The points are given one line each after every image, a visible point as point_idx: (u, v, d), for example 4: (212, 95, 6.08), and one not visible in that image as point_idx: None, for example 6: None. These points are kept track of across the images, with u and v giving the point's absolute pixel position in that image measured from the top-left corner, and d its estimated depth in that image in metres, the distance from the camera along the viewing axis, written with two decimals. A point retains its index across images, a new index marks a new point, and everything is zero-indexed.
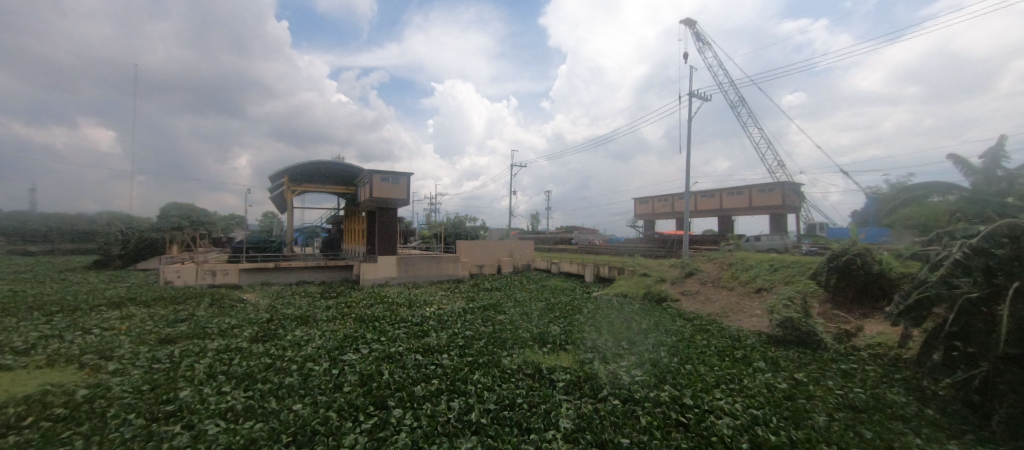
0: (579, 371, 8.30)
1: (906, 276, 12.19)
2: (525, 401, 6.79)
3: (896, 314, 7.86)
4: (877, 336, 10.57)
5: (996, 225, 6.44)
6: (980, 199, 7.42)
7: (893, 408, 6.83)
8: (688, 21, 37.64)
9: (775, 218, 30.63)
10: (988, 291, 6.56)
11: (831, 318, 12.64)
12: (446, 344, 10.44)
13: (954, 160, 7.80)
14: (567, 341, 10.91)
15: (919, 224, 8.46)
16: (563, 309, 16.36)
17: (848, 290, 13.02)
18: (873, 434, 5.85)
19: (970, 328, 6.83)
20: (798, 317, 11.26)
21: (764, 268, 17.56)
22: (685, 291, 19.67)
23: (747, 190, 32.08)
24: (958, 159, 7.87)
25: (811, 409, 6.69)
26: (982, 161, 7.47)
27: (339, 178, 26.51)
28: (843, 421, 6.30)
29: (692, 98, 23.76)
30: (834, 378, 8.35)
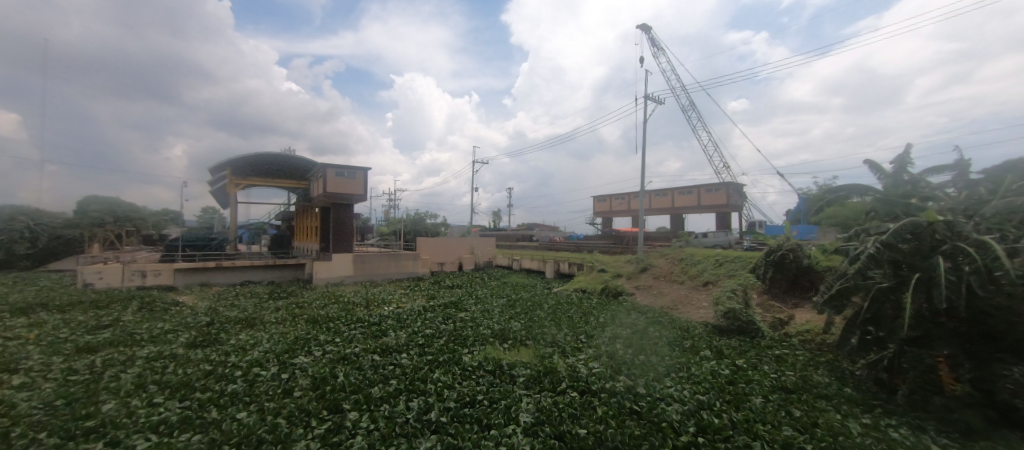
0: (539, 366, 8.50)
1: (830, 269, 13.63)
2: (486, 398, 6.89)
3: (821, 303, 8.79)
4: (806, 323, 11.77)
5: (903, 222, 7.49)
6: (890, 200, 8.44)
7: (819, 389, 7.73)
8: (643, 26, 39.04)
9: (721, 216, 32.81)
10: (895, 281, 7.65)
11: (767, 307, 13.87)
12: (405, 343, 10.29)
13: (871, 165, 8.81)
14: (527, 336, 11.10)
15: (842, 221, 9.52)
16: (523, 304, 16.63)
17: (782, 282, 14.32)
18: (801, 413, 6.55)
19: (880, 314, 7.87)
20: (739, 309, 12.25)
21: (710, 263, 18.85)
22: (639, 285, 20.66)
23: (696, 190, 34.13)
24: (874, 164, 8.88)
25: (750, 392, 7.34)
26: (892, 166, 8.49)
27: (289, 171, 25.14)
28: (776, 402, 6.98)
29: (646, 102, 24.81)
30: (770, 363, 9.23)
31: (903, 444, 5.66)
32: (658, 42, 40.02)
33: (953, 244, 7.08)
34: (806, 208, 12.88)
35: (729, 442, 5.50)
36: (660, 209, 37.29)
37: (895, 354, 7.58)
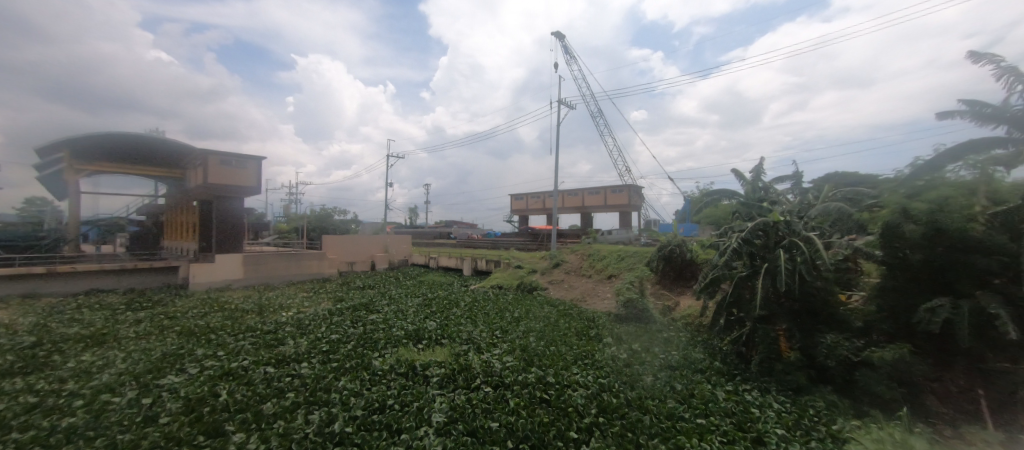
0: (454, 364, 8.45)
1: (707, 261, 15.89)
2: (396, 402, 6.65)
3: (699, 290, 10.23)
4: (688, 309, 13.58)
5: (757, 221, 9.11)
6: (749, 203, 10.17)
7: (695, 364, 9.02)
8: (558, 34, 41.05)
9: (623, 216, 36.06)
10: (750, 270, 9.25)
11: (659, 296, 15.67)
12: (306, 351, 9.41)
13: (736, 173, 10.51)
14: (442, 335, 10.96)
15: (715, 220, 11.17)
16: (439, 303, 16.35)
17: (671, 274, 16.31)
18: (682, 386, 7.56)
19: (740, 297, 9.46)
20: (636, 298, 13.65)
21: (614, 258, 20.63)
22: (552, 280, 21.75)
23: (602, 190, 37.00)
24: (739, 173, 10.61)
25: (643, 372, 8.24)
26: (751, 174, 10.25)
27: (156, 157, 21.16)
28: (663, 379, 7.95)
29: (559, 106, 26.12)
30: (660, 345, 10.47)
31: (754, 404, 6.90)
32: (571, 51, 42.45)
33: (789, 239, 8.80)
34: (690, 209, 14.79)
35: (624, 419, 6.12)
36: (572, 208, 39.65)
37: (750, 331, 9.20)
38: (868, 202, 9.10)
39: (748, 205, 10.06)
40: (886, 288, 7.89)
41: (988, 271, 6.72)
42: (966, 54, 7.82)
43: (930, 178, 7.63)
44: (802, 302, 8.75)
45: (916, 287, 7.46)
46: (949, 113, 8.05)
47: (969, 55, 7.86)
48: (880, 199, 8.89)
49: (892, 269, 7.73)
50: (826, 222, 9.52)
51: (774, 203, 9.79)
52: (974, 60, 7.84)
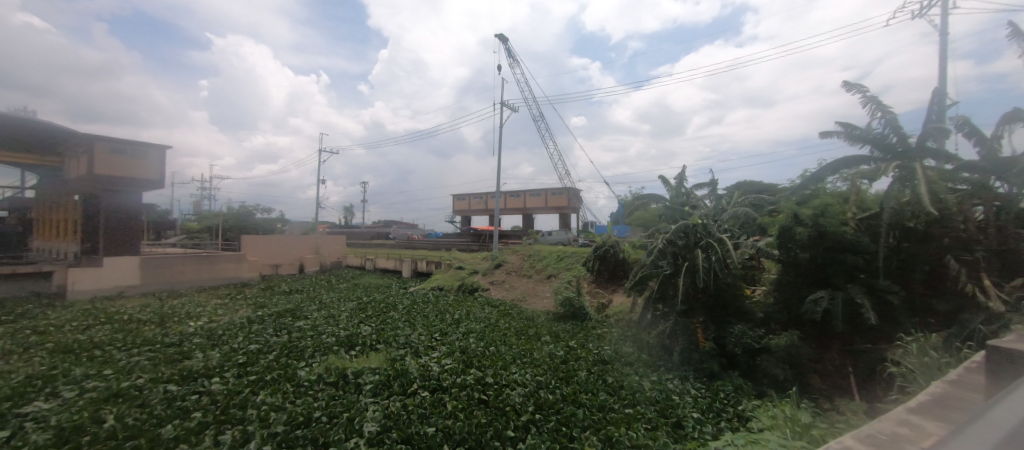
0: (389, 370, 8.12)
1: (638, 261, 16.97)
2: (324, 414, 6.24)
3: (629, 288, 10.90)
4: (620, 306, 14.40)
5: (679, 224, 9.94)
6: (673, 207, 11.05)
7: (625, 357, 9.59)
8: (501, 36, 41.35)
9: (563, 218, 37.30)
10: (673, 269, 10.06)
11: (594, 294, 16.44)
12: (218, 364, 8.46)
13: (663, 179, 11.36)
14: (377, 340, 10.48)
15: (644, 222, 11.96)
16: (375, 307, 15.62)
17: (605, 273, 17.20)
18: (613, 379, 7.99)
19: (665, 294, 10.23)
20: (573, 297, 14.16)
21: (553, 259, 21.25)
22: (493, 281, 21.81)
23: (543, 193, 37.95)
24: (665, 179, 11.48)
25: (578, 368, 8.57)
26: (675, 180, 11.15)
27: (22, 142, 17.66)
28: (597, 373, 8.33)
29: (502, 108, 26.32)
30: (594, 341, 10.97)
31: (675, 391, 7.51)
32: (514, 54, 42.98)
33: (706, 239, 9.71)
34: (623, 212, 15.72)
35: (559, 414, 6.32)
36: (514, 210, 40.12)
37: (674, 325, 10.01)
38: (769, 208, 10.36)
39: (672, 208, 10.94)
40: (781, 282, 9.03)
41: (856, 267, 7.99)
42: (842, 83, 9.24)
43: (815, 187, 8.88)
44: (715, 296, 9.70)
45: (804, 282, 8.64)
46: (829, 133, 9.45)
47: (843, 85, 9.30)
48: (778, 205, 10.15)
49: (786, 266, 8.86)
50: (736, 224, 10.66)
51: (694, 207, 10.76)
52: (847, 88, 9.29)
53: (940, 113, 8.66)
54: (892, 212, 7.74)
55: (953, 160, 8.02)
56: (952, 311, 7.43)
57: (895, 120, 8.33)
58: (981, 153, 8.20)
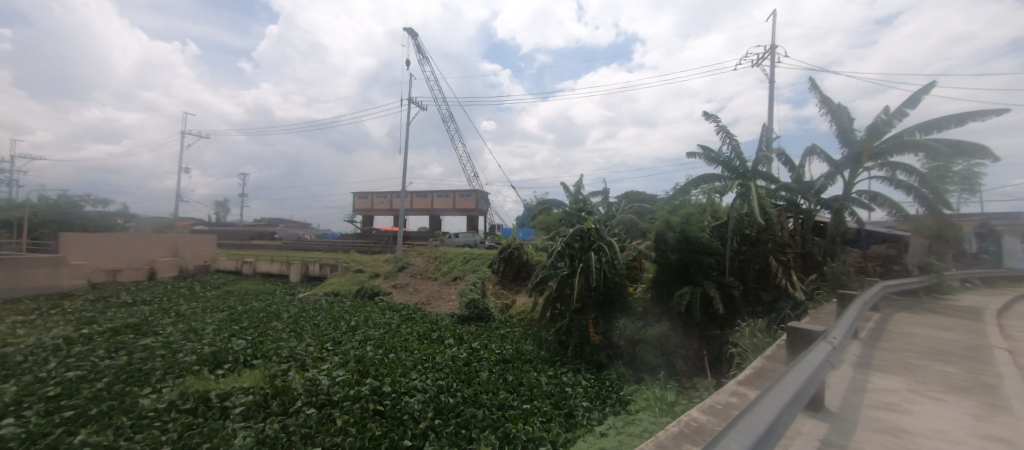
0: (268, 387, 7.14)
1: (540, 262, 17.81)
2: (175, 448, 5.21)
3: (531, 288, 11.40)
4: (522, 306, 14.94)
5: (576, 228, 10.74)
6: (571, 212, 11.87)
7: (525, 355, 9.97)
8: (410, 31, 39.82)
9: (470, 220, 37.33)
10: (569, 270, 10.81)
11: (499, 295, 16.79)
12: (13, 402, 6.46)
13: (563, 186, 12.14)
14: (253, 355, 9.14)
15: (546, 226, 12.62)
16: (254, 317, 13.64)
17: (509, 274, 17.69)
18: (513, 377, 8.23)
19: (562, 293, 10.92)
20: (478, 299, 14.24)
21: (460, 260, 21.16)
22: (396, 284, 20.75)
23: (451, 194, 37.55)
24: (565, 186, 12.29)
25: (480, 369, 8.63)
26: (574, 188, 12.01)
27: None
28: (498, 372, 8.49)
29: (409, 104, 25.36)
30: (497, 341, 11.17)
31: (569, 384, 8.06)
32: (423, 51, 41.84)
33: (598, 242, 10.65)
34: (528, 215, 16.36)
35: (459, 417, 6.27)
36: (420, 210, 38.86)
37: (570, 322, 10.74)
38: (649, 216, 11.81)
39: (570, 213, 11.74)
40: (656, 280, 10.37)
41: (710, 267, 9.58)
42: (703, 113, 11.03)
43: (683, 199, 10.42)
44: (604, 294, 10.68)
45: (673, 279, 10.05)
46: (694, 153, 11.18)
47: (704, 115, 11.11)
48: (656, 213, 11.63)
49: (660, 267, 10.20)
50: (623, 229, 11.91)
51: (589, 213, 11.70)
52: (707, 118, 11.12)
53: (767, 144, 10.90)
54: (736, 221, 9.48)
55: (776, 181, 10.15)
56: (773, 301, 9.37)
57: (739, 147, 10.22)
58: (793, 177, 10.52)
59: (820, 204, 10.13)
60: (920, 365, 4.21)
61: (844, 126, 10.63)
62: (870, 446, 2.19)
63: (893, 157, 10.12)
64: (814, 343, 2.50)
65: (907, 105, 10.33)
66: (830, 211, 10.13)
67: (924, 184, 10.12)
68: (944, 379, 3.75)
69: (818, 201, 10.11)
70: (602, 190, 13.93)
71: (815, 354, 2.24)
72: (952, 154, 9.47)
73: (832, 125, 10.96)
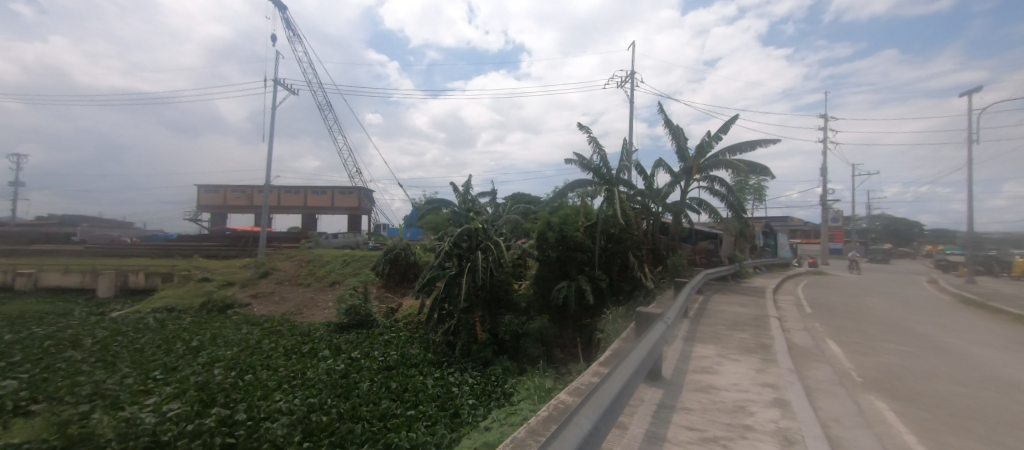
0: (55, 439, 5.34)
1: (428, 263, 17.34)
2: None
3: (417, 290, 11.05)
4: (408, 309, 14.37)
5: (464, 228, 10.81)
6: (460, 211, 11.88)
7: (411, 360, 9.61)
8: (278, 2, 34.82)
9: (350, 219, 34.32)
10: (457, 270, 10.83)
11: (383, 299, 15.84)
12: None
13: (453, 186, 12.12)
14: (29, 401, 6.75)
15: (434, 225, 12.38)
16: (35, 347, 10.17)
17: (395, 276, 16.84)
18: (397, 384, 7.85)
19: (451, 292, 10.87)
20: (359, 303, 13.14)
21: (338, 264, 19.35)
22: (257, 293, 17.87)
23: (329, 190, 34.03)
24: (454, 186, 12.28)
25: (359, 380, 7.98)
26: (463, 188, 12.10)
27: None
28: (380, 381, 7.98)
29: (276, 86, 22.18)
30: (379, 347, 10.48)
31: (455, 383, 8.08)
32: (295, 27, 37.07)
33: (485, 242, 10.87)
34: (416, 215, 15.82)
35: (334, 435, 5.67)
36: (289, 208, 34.22)
37: (458, 321, 10.74)
38: (532, 217, 12.58)
39: (458, 214, 11.72)
40: (537, 277, 11.07)
41: (583, 262, 10.64)
42: (578, 124, 12.23)
43: (561, 201, 11.41)
44: (490, 292, 10.97)
45: (552, 275, 10.88)
46: (570, 160, 12.29)
47: (578, 126, 12.32)
48: (538, 214, 12.46)
49: (542, 264, 10.95)
50: (508, 228, 12.43)
51: (477, 213, 11.93)
52: (581, 129, 12.36)
53: (628, 156, 12.62)
54: (603, 222, 10.78)
55: (634, 188, 11.83)
56: (631, 290, 10.88)
57: (606, 157, 11.61)
58: (646, 185, 12.41)
59: (665, 208, 12.16)
60: (726, 335, 5.39)
61: (681, 144, 12.98)
62: (691, 403, 2.71)
63: (713, 172, 12.73)
64: (652, 324, 2.99)
65: (722, 131, 13.11)
66: (672, 214, 12.23)
67: (732, 194, 12.98)
68: (740, 344, 4.88)
69: (663, 205, 12.11)
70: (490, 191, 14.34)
71: (652, 334, 2.68)
72: (749, 171, 12.35)
73: (673, 143, 13.27)
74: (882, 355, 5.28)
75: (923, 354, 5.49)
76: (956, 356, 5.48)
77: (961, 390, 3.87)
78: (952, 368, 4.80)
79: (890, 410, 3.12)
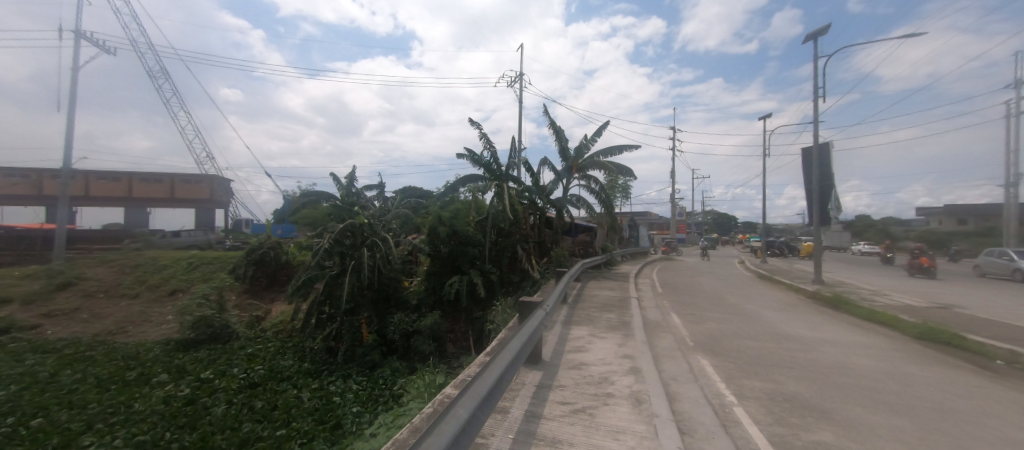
0: None
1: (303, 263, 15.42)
2: None
3: (290, 294, 9.82)
4: (280, 316, 12.79)
5: (346, 224, 9.94)
6: (341, 205, 10.76)
7: (281, 373, 8.50)
8: None
9: (198, 214, 28.50)
10: (339, 269, 10.03)
11: (245, 307, 13.61)
12: None
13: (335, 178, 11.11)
14: None
15: (311, 220, 11.13)
16: None
17: (261, 279, 14.62)
18: (264, 403, 6.83)
19: (332, 293, 9.99)
20: (211, 314, 10.99)
21: (181, 268, 16.26)
22: (53, 310, 13.58)
23: (167, 178, 27.69)
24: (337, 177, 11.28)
25: (212, 404, 6.65)
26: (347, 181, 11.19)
27: None
28: (239, 403, 6.77)
29: (79, 41, 17.04)
30: (240, 364, 8.96)
31: (336, 392, 7.44)
32: None
33: (371, 238, 10.18)
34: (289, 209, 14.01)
35: None
36: (104, 198, 26.78)
37: (342, 326, 9.95)
38: (422, 212, 12.34)
39: (340, 208, 10.71)
40: (429, 273, 10.87)
41: (474, 256, 10.81)
42: (469, 119, 12.21)
43: (452, 197, 11.54)
44: (378, 291, 10.41)
45: (444, 270, 10.81)
46: (462, 155, 12.28)
47: (470, 121, 12.34)
48: (428, 209, 12.27)
49: (433, 259, 10.82)
50: (397, 223, 11.91)
51: (362, 208, 11.13)
52: (473, 124, 12.38)
53: (516, 153, 13.16)
54: (494, 216, 11.11)
55: (522, 184, 12.45)
56: (519, 281, 11.43)
57: (496, 153, 11.92)
58: (533, 181, 13.15)
59: (549, 203, 13.05)
60: (597, 316, 6.10)
61: (563, 145, 14.08)
62: (564, 380, 3.00)
63: (589, 171, 14.13)
64: (533, 311, 3.22)
65: (597, 135, 14.62)
66: (555, 209, 13.24)
67: (604, 191, 14.64)
68: (607, 323, 5.58)
69: (547, 201, 12.99)
70: (377, 184, 13.55)
71: (532, 321, 2.87)
72: (617, 172, 14.04)
73: (557, 143, 14.30)
74: (708, 322, 6.65)
75: (733, 319, 7.04)
76: (754, 319, 7.17)
77: (755, 344, 5.09)
78: (751, 328, 6.27)
79: (710, 365, 3.94)
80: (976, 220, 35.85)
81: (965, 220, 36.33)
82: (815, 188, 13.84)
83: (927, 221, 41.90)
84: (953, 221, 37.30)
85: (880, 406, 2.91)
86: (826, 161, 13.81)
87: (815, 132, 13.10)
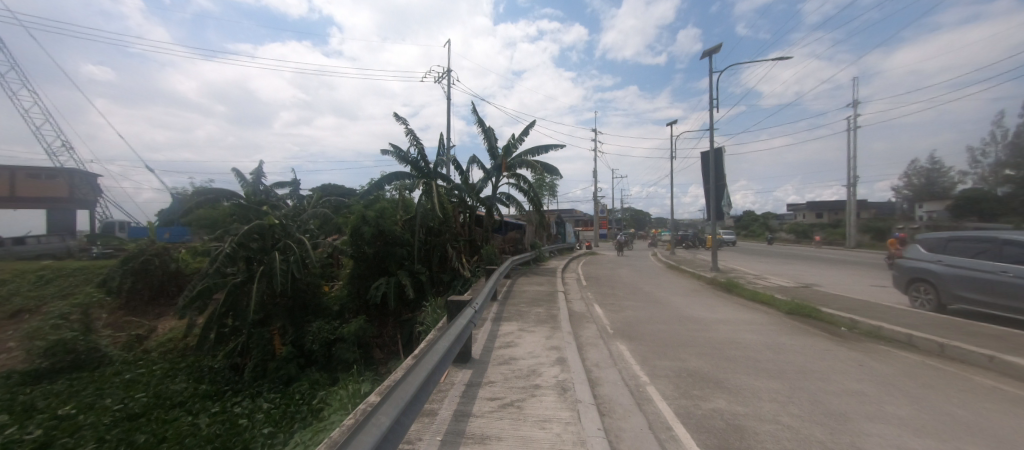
0: None
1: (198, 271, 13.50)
2: None
3: (181, 307, 8.54)
4: (169, 333, 11.14)
5: (252, 225, 8.90)
6: (247, 205, 9.55)
7: (169, 400, 7.32)
8: None
9: (52, 216, 23.33)
10: (245, 276, 8.98)
11: (121, 326, 11.51)
12: None
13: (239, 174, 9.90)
14: None
15: (208, 222, 9.73)
16: None
17: (144, 291, 12.50)
18: (147, 436, 5.80)
19: (236, 304, 8.92)
20: (74, 335, 9.07)
21: (28, 283, 13.30)
22: None
23: (8, 172, 22.65)
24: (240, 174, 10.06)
25: (75, 444, 5.42)
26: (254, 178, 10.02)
27: None
28: (114, 440, 5.65)
29: None
30: (114, 393, 7.55)
31: (243, 415, 6.64)
32: None
33: (283, 241, 9.29)
34: (179, 209, 12.22)
35: None
36: None
37: (248, 339, 8.94)
38: (343, 211, 11.59)
39: (246, 208, 9.55)
40: (352, 276, 10.25)
41: (402, 257, 10.41)
42: (395, 114, 11.66)
43: (377, 195, 11.03)
44: (293, 298, 9.54)
45: (369, 272, 10.26)
46: (387, 151, 11.73)
47: (395, 115, 11.81)
48: (350, 209, 11.55)
49: (357, 261, 10.22)
50: (314, 224, 10.99)
51: (272, 207, 10.07)
52: (398, 120, 11.85)
53: (444, 151, 12.91)
54: (422, 215, 10.80)
55: (451, 182, 12.27)
56: (450, 280, 11.23)
57: (423, 149, 11.58)
58: (462, 179, 13.02)
59: (478, 202, 13.02)
60: (527, 311, 6.25)
61: (492, 143, 14.16)
62: (494, 376, 3.03)
63: (518, 170, 14.40)
64: (462, 310, 3.19)
65: (524, 135, 14.92)
66: (485, 207, 13.25)
67: (532, 190, 15.02)
68: (536, 317, 5.77)
69: (477, 199, 12.94)
70: (290, 182, 12.39)
71: (460, 320, 2.85)
72: (544, 171, 14.48)
73: (485, 141, 14.32)
74: (626, 311, 7.20)
75: (647, 307, 7.73)
76: (665, 305, 7.94)
77: (665, 327, 5.63)
78: (662, 313, 6.94)
79: (628, 349, 4.28)
80: (829, 213, 43.80)
81: (821, 213, 44.17)
82: (712, 187, 15.73)
83: (794, 216, 50.04)
84: (813, 215, 45.06)
85: (761, 373, 3.42)
86: (721, 163, 15.74)
87: (711, 137, 14.87)
